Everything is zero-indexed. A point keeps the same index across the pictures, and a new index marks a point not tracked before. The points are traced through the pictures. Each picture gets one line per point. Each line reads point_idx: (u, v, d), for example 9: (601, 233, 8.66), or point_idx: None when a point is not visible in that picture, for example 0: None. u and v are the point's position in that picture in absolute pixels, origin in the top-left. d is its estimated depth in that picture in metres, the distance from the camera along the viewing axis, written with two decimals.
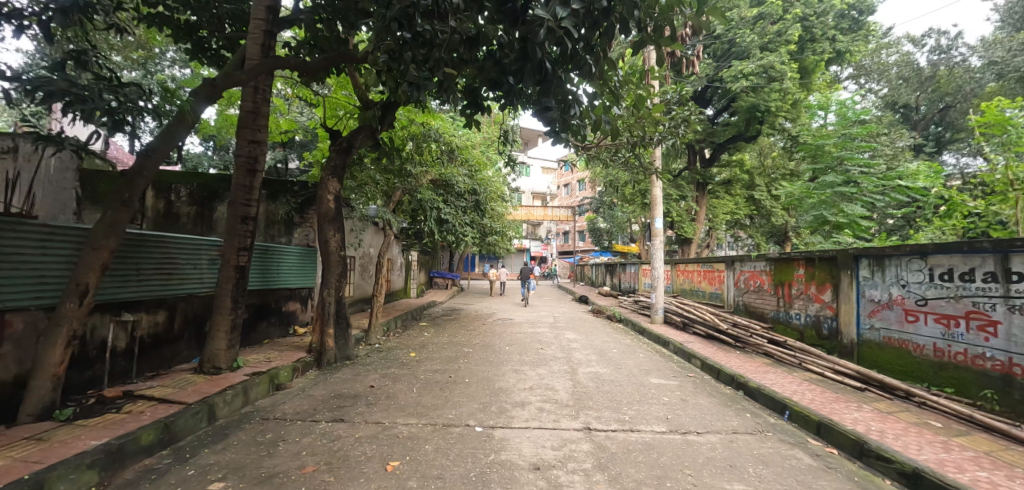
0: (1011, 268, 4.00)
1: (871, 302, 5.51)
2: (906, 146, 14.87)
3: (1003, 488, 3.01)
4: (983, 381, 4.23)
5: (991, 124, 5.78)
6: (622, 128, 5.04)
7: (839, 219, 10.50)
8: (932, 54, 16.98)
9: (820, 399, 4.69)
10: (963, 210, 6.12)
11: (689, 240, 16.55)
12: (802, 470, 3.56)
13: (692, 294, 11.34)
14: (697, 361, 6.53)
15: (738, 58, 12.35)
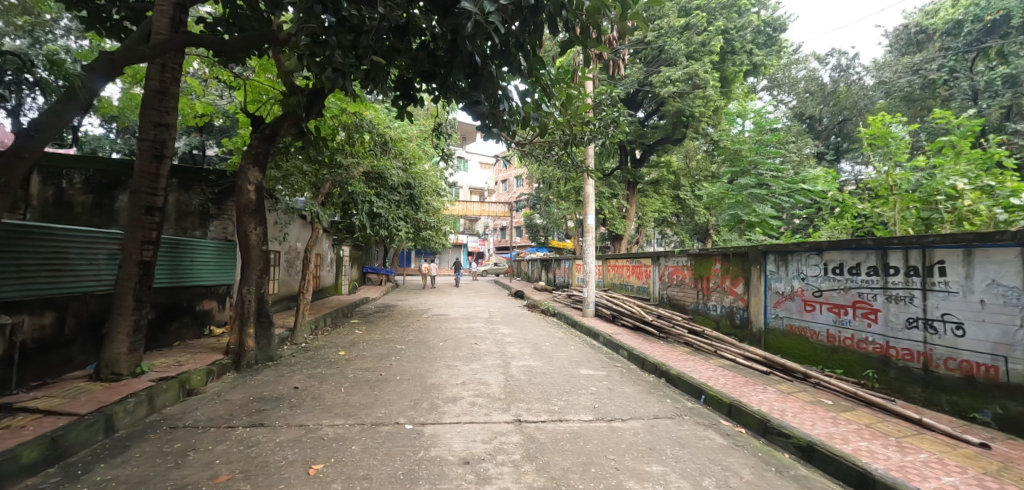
0: (888, 262, 4.57)
1: (776, 293, 6.04)
2: (810, 153, 16.46)
3: (880, 456, 3.41)
4: (866, 362, 4.79)
5: (877, 136, 6.58)
6: (553, 126, 5.12)
7: (751, 218, 11.43)
8: (834, 71, 18.84)
9: (731, 383, 5.08)
10: (852, 212, 6.88)
11: (620, 236, 17.25)
12: (715, 450, 3.84)
13: (621, 288, 11.86)
14: (624, 352, 6.81)
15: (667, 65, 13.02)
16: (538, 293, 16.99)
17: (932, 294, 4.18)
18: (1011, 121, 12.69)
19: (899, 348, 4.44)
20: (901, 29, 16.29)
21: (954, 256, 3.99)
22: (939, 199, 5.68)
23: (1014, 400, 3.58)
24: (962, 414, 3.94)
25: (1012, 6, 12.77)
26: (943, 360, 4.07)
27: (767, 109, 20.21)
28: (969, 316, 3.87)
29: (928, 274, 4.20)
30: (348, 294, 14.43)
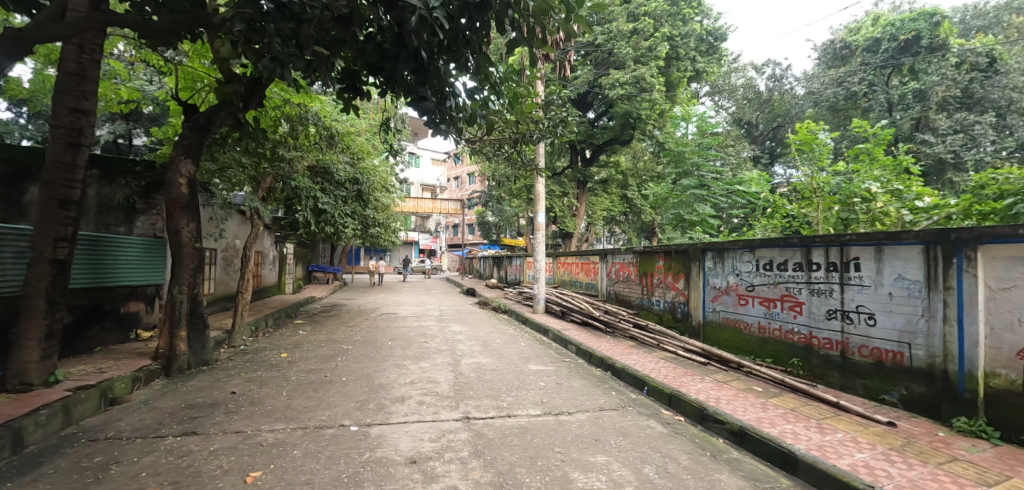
0: (812, 258, 4.96)
1: (714, 288, 6.39)
2: (747, 156, 17.49)
3: (803, 437, 3.71)
4: (792, 351, 5.19)
5: (803, 141, 7.14)
6: (503, 124, 5.13)
7: (692, 217, 12.15)
8: (769, 81, 20.14)
9: (672, 375, 5.33)
10: (781, 212, 7.42)
11: (571, 234, 17.63)
12: (656, 438, 4.03)
13: (571, 285, 12.13)
14: (573, 347, 6.98)
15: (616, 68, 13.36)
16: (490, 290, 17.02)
17: (848, 288, 4.58)
18: (917, 132, 14.10)
19: (821, 338, 4.83)
20: (829, 44, 17.65)
21: (868, 253, 4.39)
22: (856, 201, 6.21)
23: (916, 381, 4.00)
24: (873, 395, 4.35)
25: (922, 29, 14.27)
26: (858, 347, 4.48)
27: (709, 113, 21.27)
28: (880, 308, 4.28)
29: (845, 269, 4.60)
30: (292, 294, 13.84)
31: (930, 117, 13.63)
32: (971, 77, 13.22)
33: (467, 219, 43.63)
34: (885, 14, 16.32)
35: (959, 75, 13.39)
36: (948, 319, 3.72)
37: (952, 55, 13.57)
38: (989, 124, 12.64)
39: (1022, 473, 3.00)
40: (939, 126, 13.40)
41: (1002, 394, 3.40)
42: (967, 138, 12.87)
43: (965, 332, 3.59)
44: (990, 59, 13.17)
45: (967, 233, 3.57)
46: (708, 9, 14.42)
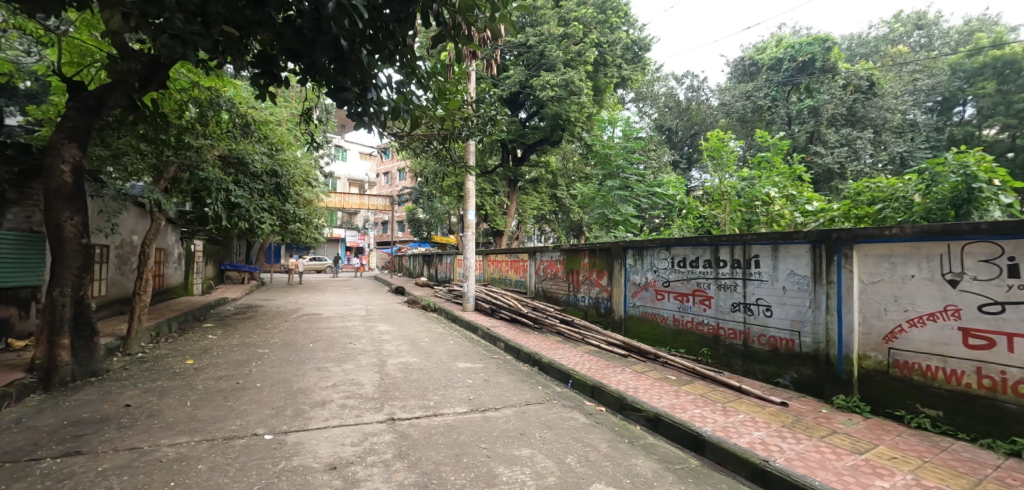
0: (719, 256, 5.44)
1: (634, 284, 6.78)
2: (667, 161, 18.67)
3: (709, 420, 4.07)
4: (701, 341, 5.66)
5: (714, 148, 7.83)
6: (432, 121, 5.09)
7: (616, 217, 12.95)
8: (688, 91, 21.63)
9: (594, 367, 5.60)
10: (695, 213, 8.08)
11: (501, 233, 17.80)
12: (578, 429, 4.21)
13: (500, 282, 12.29)
14: (501, 344, 7.09)
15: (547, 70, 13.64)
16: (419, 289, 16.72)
17: (749, 282, 5.08)
18: (810, 144, 15.86)
19: (727, 328, 5.31)
20: (739, 60, 19.38)
21: (765, 251, 4.90)
22: (757, 205, 6.91)
23: (804, 364, 4.53)
24: (769, 379, 4.86)
25: (816, 52, 16.13)
26: (757, 336, 4.97)
27: (634, 119, 22.43)
28: (775, 300, 4.79)
29: (747, 265, 5.10)
30: (201, 295, 12.70)
31: (821, 131, 15.38)
32: (854, 97, 15.15)
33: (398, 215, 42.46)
34: (786, 37, 18.24)
35: (844, 95, 15.29)
36: (829, 309, 4.28)
37: (840, 77, 15.44)
38: (867, 139, 14.53)
39: (884, 440, 3.54)
40: (828, 139, 15.21)
41: (872, 373, 4.02)
42: (850, 151, 14.68)
43: (843, 320, 4.15)
44: (871, 81, 15.12)
45: (846, 234, 4.13)
46: (634, 20, 15.17)
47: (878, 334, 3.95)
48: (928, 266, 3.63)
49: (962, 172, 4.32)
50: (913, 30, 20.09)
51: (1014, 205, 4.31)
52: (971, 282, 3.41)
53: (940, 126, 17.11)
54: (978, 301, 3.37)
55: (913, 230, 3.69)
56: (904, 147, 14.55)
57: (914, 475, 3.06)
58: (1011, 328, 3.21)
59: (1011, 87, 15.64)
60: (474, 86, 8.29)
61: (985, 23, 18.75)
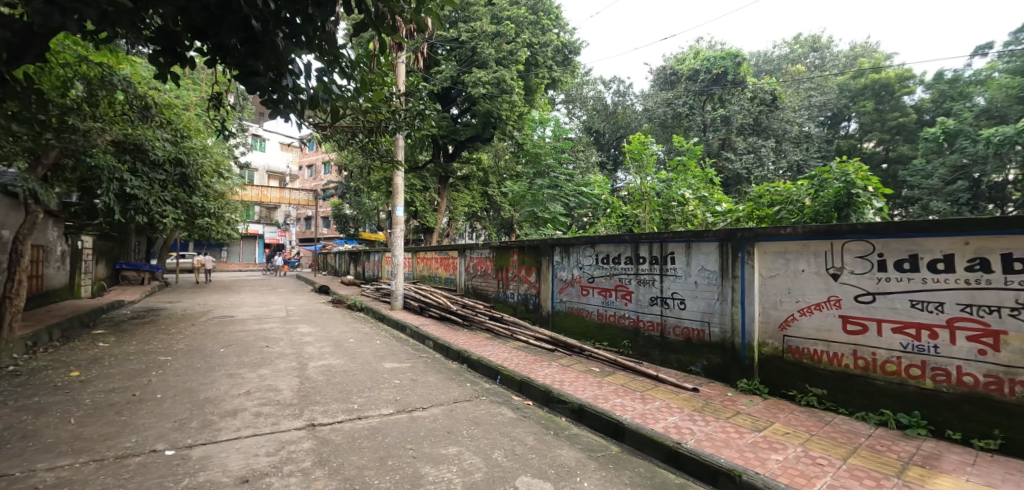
0: (639, 253, 5.75)
1: (561, 281, 6.99)
2: (595, 161, 19.41)
3: (631, 408, 4.29)
4: (623, 334, 5.96)
5: (635, 150, 8.31)
6: (357, 114, 4.91)
7: (544, 213, 15.02)
8: (614, 96, 22.54)
9: (522, 362, 5.70)
10: (618, 212, 8.32)
11: (432, 230, 17.35)
12: (506, 423, 4.27)
13: (430, 279, 12.12)
14: (430, 342, 6.98)
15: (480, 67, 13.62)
16: (345, 288, 15.97)
17: (666, 277, 5.41)
18: (722, 151, 17.26)
19: (646, 321, 5.64)
20: (661, 69, 20.58)
21: (680, 248, 5.25)
22: (673, 205, 7.43)
23: (713, 352, 4.92)
24: (682, 367, 5.23)
25: (728, 66, 17.45)
26: (672, 328, 5.33)
27: (564, 120, 23.02)
28: (688, 293, 5.15)
29: (664, 262, 5.44)
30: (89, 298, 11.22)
31: (731, 139, 16.82)
32: (759, 109, 16.76)
33: (324, 210, 40.21)
34: (702, 50, 19.76)
35: (751, 107, 16.83)
36: (734, 301, 4.68)
37: (748, 91, 16.91)
38: (769, 148, 16.18)
39: (779, 417, 3.95)
40: (738, 146, 16.74)
41: (769, 359, 4.46)
42: (756, 158, 16.33)
43: (746, 310, 4.57)
44: (772, 95, 16.85)
45: (749, 232, 4.54)
46: (565, 23, 15.47)
47: (774, 323, 4.39)
48: (816, 261, 4.11)
49: (843, 179, 4.93)
50: (808, 52, 22.53)
51: (882, 209, 5.01)
52: (848, 275, 3.91)
53: (828, 138, 19.41)
54: (854, 292, 3.87)
55: (803, 230, 4.15)
56: (800, 156, 16.49)
57: (803, 447, 3.46)
58: (880, 314, 3.73)
59: (883, 107, 18.14)
60: (400, 78, 8.08)
61: (864, 49, 21.60)
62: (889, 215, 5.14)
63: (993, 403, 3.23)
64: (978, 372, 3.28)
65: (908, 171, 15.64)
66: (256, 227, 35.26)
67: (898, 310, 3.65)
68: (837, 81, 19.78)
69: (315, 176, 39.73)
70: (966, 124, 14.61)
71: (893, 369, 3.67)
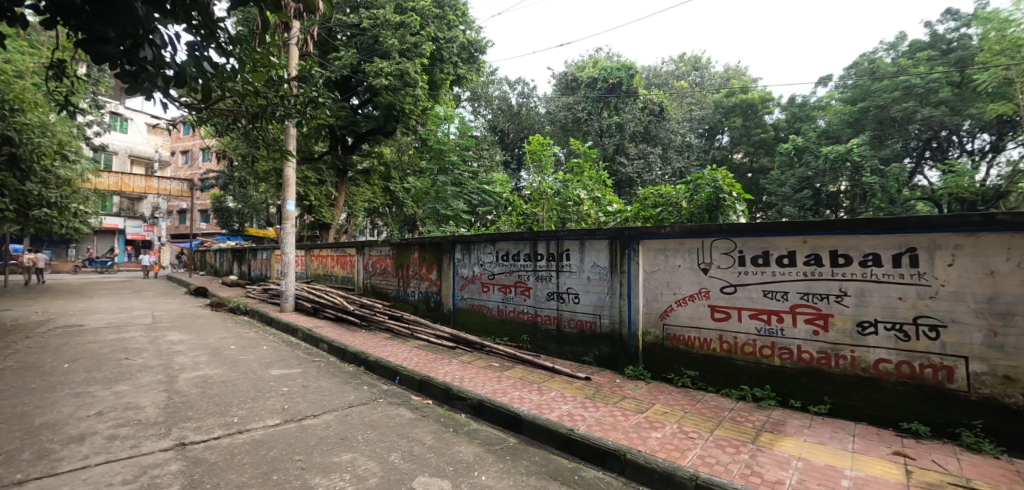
0: (538, 250, 5.94)
1: (462, 278, 7.00)
2: (500, 160, 19.69)
3: (528, 399, 4.43)
4: (522, 329, 6.15)
5: (535, 152, 8.72)
6: (237, 96, 4.48)
7: (447, 210, 15.23)
8: (520, 97, 22.85)
9: (423, 361, 5.62)
10: (518, 211, 8.48)
11: (329, 225, 16.19)
12: (404, 425, 4.17)
13: (325, 279, 11.43)
14: (325, 345, 6.57)
15: (382, 57, 13.10)
16: (227, 289, 14.33)
17: (562, 273, 5.67)
18: (616, 155, 18.52)
19: (543, 315, 5.87)
20: (563, 74, 20.82)
21: (575, 246, 5.54)
22: (569, 204, 7.79)
23: (603, 343, 5.27)
24: (576, 358, 5.53)
25: (623, 77, 18.14)
26: (567, 321, 5.61)
27: (469, 117, 22.97)
28: (582, 288, 5.45)
29: (559, 259, 5.69)
30: None
31: (625, 145, 18.17)
32: (649, 119, 18.22)
33: (202, 203, 35.74)
34: (599, 60, 20.86)
35: (642, 116, 18.19)
36: (622, 294, 5.06)
37: (639, 101, 18.15)
38: (657, 155, 18.02)
39: (659, 399, 4.35)
40: (630, 152, 18.14)
41: (651, 346, 4.89)
42: (645, 163, 17.95)
43: (632, 302, 4.96)
44: (660, 107, 18.31)
45: (635, 231, 4.94)
46: (470, 21, 15.31)
47: (656, 313, 4.82)
48: (690, 257, 4.59)
49: (713, 185, 5.60)
50: (691, 70, 24.66)
51: (744, 212, 5.73)
52: (716, 269, 4.42)
53: (707, 148, 21.76)
54: (720, 284, 4.39)
55: (680, 229, 4.61)
56: (682, 164, 18.42)
57: (678, 423, 3.85)
58: (739, 303, 4.28)
59: (750, 123, 20.89)
60: (293, 62, 7.57)
61: (735, 72, 24.59)
62: (748, 216, 5.92)
63: (822, 374, 3.88)
64: (813, 350, 3.91)
65: (768, 179, 18.30)
66: (116, 220, 30.21)
67: (754, 299, 4.21)
68: (713, 97, 22.24)
69: (190, 162, 35.09)
70: (809, 143, 17.52)
71: (750, 350, 4.23)
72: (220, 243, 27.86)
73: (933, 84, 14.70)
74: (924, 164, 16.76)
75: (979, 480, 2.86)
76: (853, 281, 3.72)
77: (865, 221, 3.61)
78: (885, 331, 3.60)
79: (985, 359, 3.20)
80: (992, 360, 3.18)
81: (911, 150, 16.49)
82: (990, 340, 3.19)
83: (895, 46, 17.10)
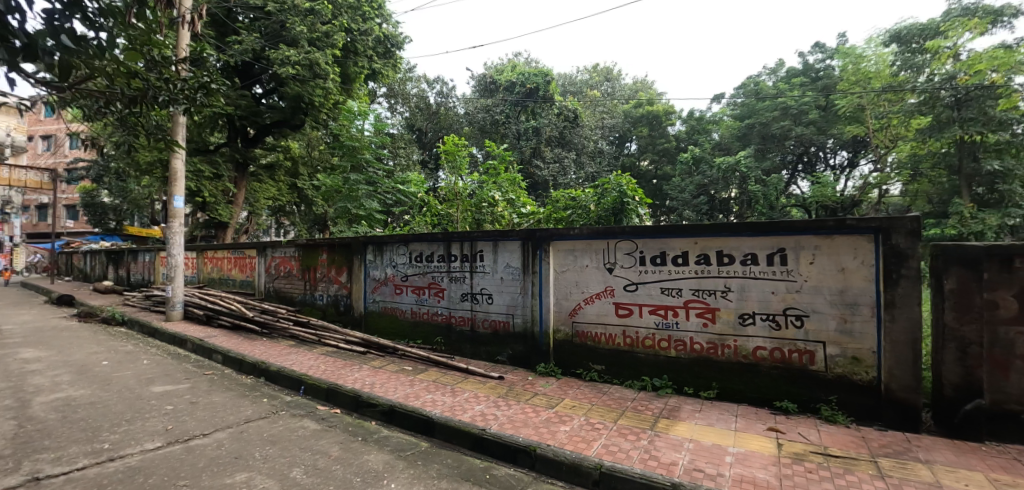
0: (452, 251, 5.90)
1: (374, 280, 6.78)
2: (417, 159, 19.33)
3: (441, 402, 4.39)
4: (436, 331, 6.09)
5: (449, 153, 8.49)
6: (109, 77, 3.92)
7: (359, 211, 13.32)
8: (438, 96, 22.62)
9: (331, 369, 5.36)
10: (432, 211, 8.30)
11: (226, 224, 14.88)
12: (308, 437, 3.93)
13: (222, 283, 10.46)
14: (219, 356, 6.01)
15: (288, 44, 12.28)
16: (99, 297, 12.53)
17: (476, 274, 5.69)
18: (532, 158, 18.86)
19: (458, 316, 5.86)
20: (482, 76, 20.86)
21: (488, 247, 5.58)
22: (484, 206, 7.89)
23: (516, 341, 5.38)
24: (490, 358, 5.58)
25: (539, 83, 18.58)
26: (480, 322, 5.65)
27: (385, 114, 22.19)
28: (495, 289, 5.52)
29: (473, 259, 5.70)
30: None
31: (541, 149, 18.60)
32: (563, 125, 18.94)
33: (69, 197, 30.93)
34: (517, 65, 21.30)
35: (557, 122, 18.85)
36: (533, 294, 5.21)
37: (555, 107, 18.88)
38: (571, 159, 18.86)
39: (568, 393, 4.53)
40: (546, 156, 18.62)
41: (561, 343, 5.08)
42: (560, 167, 18.68)
43: (543, 302, 5.13)
44: (574, 114, 19.23)
45: (546, 233, 5.10)
46: (387, 15, 14.88)
47: (565, 311, 5.02)
48: (596, 257, 4.84)
49: (618, 190, 5.96)
50: (603, 81, 26.03)
51: (645, 215, 6.17)
52: (619, 269, 4.70)
53: (616, 155, 23.12)
54: (623, 282, 4.68)
55: (588, 230, 4.84)
56: (594, 169, 19.43)
57: (585, 416, 4.03)
58: (639, 300, 4.59)
59: (655, 133, 22.79)
60: (183, 45, 6.87)
61: (642, 85, 26.43)
62: (649, 219, 6.39)
63: (710, 363, 4.29)
64: (703, 341, 4.30)
65: (672, 186, 20.01)
66: None
67: (652, 296, 4.53)
68: (623, 108, 23.67)
69: (53, 150, 30.27)
70: (704, 154, 19.28)
71: (649, 344, 4.55)
72: (92, 244, 24.24)
73: (804, 107, 17.23)
74: (797, 176, 19.28)
75: (833, 447, 3.33)
76: (735, 277, 4.15)
77: (745, 224, 4.04)
78: (761, 321, 4.06)
79: (839, 343, 3.73)
80: (844, 344, 3.71)
81: (787, 163, 18.89)
82: (842, 326, 3.72)
83: (775, 71, 19.58)
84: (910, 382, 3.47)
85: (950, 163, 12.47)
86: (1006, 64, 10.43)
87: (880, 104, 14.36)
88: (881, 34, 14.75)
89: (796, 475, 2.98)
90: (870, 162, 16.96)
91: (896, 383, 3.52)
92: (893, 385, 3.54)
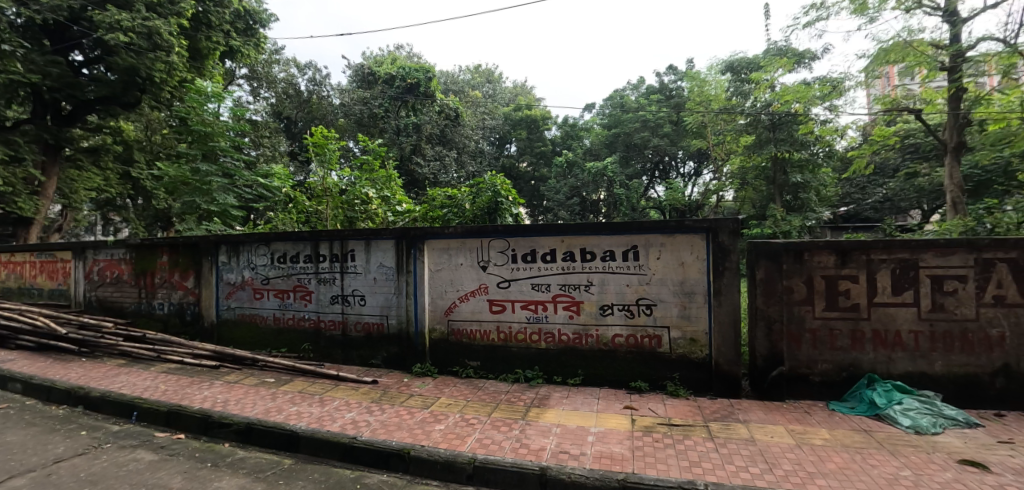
0: (320, 251, 5.51)
1: (227, 284, 6.05)
2: (284, 150, 17.76)
3: (309, 414, 4.08)
4: (303, 337, 5.66)
5: (317, 144, 7.77)
6: None
7: (210, 207, 10.75)
8: (310, 83, 20.96)
9: (174, 388, 4.66)
10: (299, 208, 7.66)
11: (31, 220, 12.08)
12: (142, 470, 3.36)
13: (20, 294, 8.44)
14: (15, 385, 4.83)
15: (119, 7, 10.38)
16: None
17: (346, 275, 5.41)
18: (412, 155, 18.35)
19: (327, 320, 5.51)
20: (360, 66, 19.83)
21: (360, 246, 5.34)
22: (356, 203, 7.52)
23: (391, 343, 5.25)
24: (364, 362, 5.36)
25: (420, 79, 17.90)
26: (352, 325, 5.39)
27: (246, 99, 19.82)
28: (367, 290, 5.31)
29: (344, 259, 5.40)
30: None
31: (421, 147, 18.25)
32: (444, 123, 18.91)
33: None
34: (398, 58, 20.61)
35: (438, 120, 18.74)
36: (408, 294, 5.12)
37: (436, 105, 18.69)
38: (451, 158, 18.99)
39: (444, 392, 4.55)
40: (427, 153, 18.38)
41: (437, 342, 5.09)
42: (441, 165, 18.70)
43: (418, 302, 5.08)
44: (455, 113, 19.26)
45: (420, 232, 5.04)
46: None
47: (441, 310, 5.04)
48: (470, 256, 4.94)
49: (493, 189, 6.15)
50: (485, 82, 26.57)
51: (517, 214, 6.45)
52: (493, 266, 4.86)
53: (497, 156, 23.78)
54: (496, 280, 4.84)
55: (462, 230, 4.91)
56: (475, 168, 19.90)
57: (462, 412, 4.09)
58: (512, 295, 4.80)
59: (533, 136, 23.98)
60: None
61: (521, 89, 27.61)
62: (522, 218, 6.71)
63: (575, 352, 4.66)
64: (569, 331, 4.66)
65: (548, 186, 21.00)
66: None
67: (524, 292, 4.78)
68: (504, 110, 24.44)
69: None
70: (577, 159, 20.82)
71: (522, 337, 4.79)
72: None
73: (659, 121, 19.57)
74: (654, 182, 21.82)
75: (675, 417, 3.85)
76: (596, 273, 4.56)
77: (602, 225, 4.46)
78: (618, 311, 4.52)
79: (679, 327, 4.33)
80: (683, 328, 4.32)
81: (646, 171, 21.28)
82: (682, 312, 4.32)
83: (637, 87, 21.97)
84: (732, 356, 4.17)
85: (767, 175, 14.97)
86: (804, 97, 12.80)
87: (717, 122, 17.02)
88: (718, 63, 17.72)
89: (646, 446, 3.38)
90: (709, 172, 20.04)
91: (722, 357, 4.20)
92: (720, 360, 4.21)
